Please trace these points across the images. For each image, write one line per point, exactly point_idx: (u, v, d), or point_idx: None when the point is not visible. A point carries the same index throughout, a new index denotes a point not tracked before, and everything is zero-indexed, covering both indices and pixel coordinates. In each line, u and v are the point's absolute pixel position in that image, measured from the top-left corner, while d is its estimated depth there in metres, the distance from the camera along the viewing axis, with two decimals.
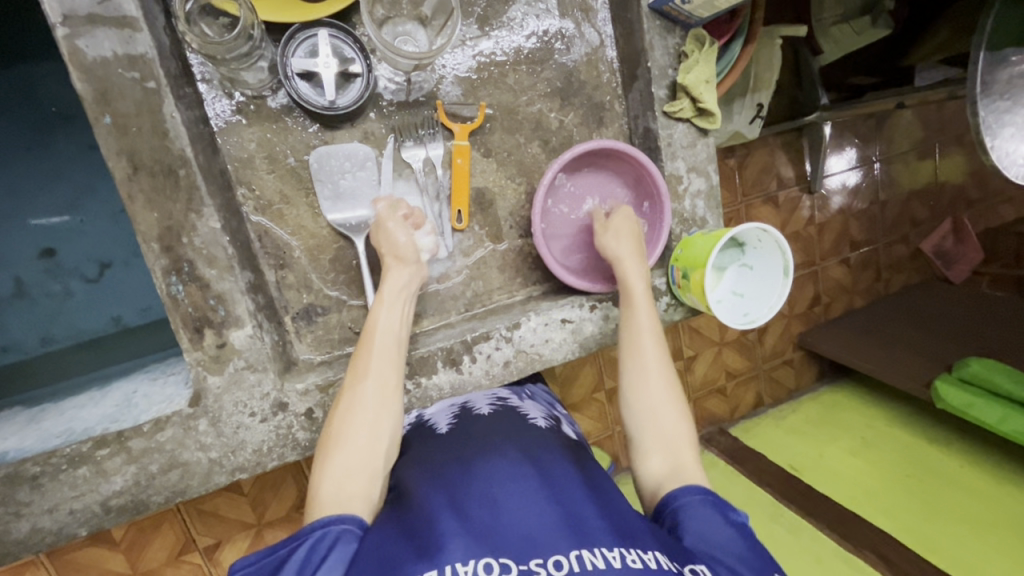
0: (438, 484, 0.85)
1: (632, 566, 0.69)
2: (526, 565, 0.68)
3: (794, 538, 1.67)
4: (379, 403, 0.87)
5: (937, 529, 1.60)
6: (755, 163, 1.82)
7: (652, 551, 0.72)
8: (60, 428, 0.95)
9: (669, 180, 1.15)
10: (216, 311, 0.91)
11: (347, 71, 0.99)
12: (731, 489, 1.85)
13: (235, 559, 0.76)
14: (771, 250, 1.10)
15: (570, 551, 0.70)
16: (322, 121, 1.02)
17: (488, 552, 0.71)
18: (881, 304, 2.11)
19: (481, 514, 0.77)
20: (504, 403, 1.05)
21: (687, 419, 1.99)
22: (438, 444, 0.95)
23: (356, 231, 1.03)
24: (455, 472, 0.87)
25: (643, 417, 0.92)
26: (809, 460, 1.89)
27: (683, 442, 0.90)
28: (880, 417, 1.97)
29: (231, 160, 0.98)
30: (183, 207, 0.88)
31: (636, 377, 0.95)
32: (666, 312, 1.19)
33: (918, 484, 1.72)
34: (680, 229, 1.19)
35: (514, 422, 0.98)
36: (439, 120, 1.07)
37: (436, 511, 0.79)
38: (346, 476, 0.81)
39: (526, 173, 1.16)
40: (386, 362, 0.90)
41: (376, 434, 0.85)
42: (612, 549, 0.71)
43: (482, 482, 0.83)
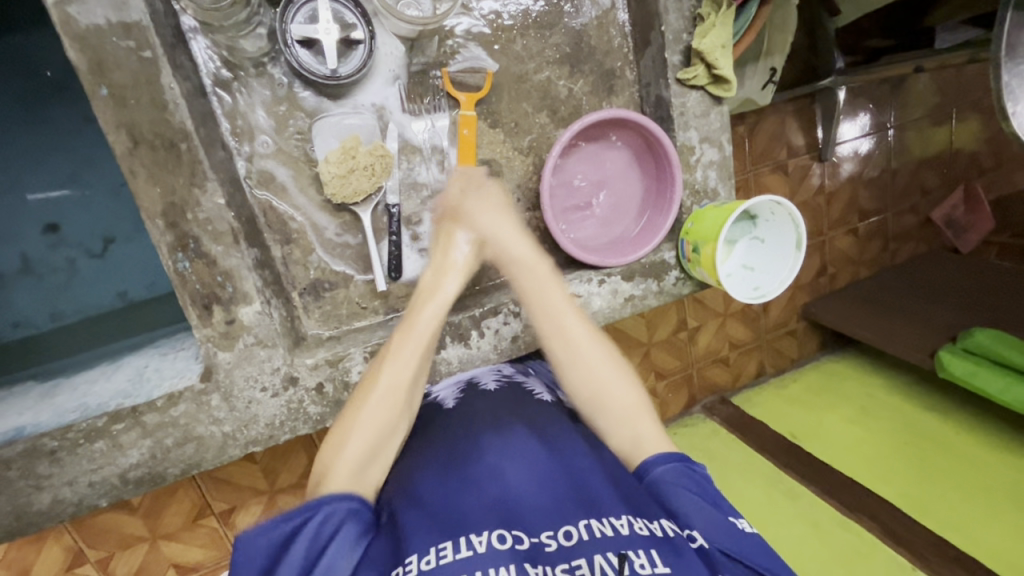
0: (446, 461, 0.86)
1: (639, 534, 0.69)
2: (537, 537, 0.70)
3: (793, 507, 1.70)
4: (401, 396, 0.85)
5: (935, 496, 1.61)
6: (767, 133, 1.77)
7: (656, 522, 0.72)
8: (73, 403, 0.96)
9: (681, 151, 1.13)
10: (223, 288, 0.90)
11: (348, 38, 0.95)
12: (732, 464, 1.85)
13: (240, 532, 0.73)
14: (784, 222, 1.09)
15: (579, 521, 0.71)
16: (323, 90, 0.99)
17: (502, 524, 0.72)
18: (886, 272, 2.10)
19: (493, 487, 0.78)
20: (508, 378, 1.05)
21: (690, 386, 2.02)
22: (451, 415, 0.96)
23: (364, 203, 1.02)
24: (465, 444, 0.88)
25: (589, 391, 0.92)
26: (810, 428, 1.90)
27: (639, 409, 0.89)
28: (881, 390, 1.97)
29: (234, 134, 0.96)
30: (185, 181, 0.85)
31: (570, 358, 0.94)
32: (675, 286, 1.19)
33: (918, 454, 1.73)
34: (692, 201, 1.17)
35: (519, 396, 0.99)
36: (445, 89, 1.04)
37: (446, 483, 0.80)
38: (355, 467, 0.80)
39: (534, 144, 1.13)
40: (412, 367, 0.87)
41: (381, 448, 0.83)
42: (620, 518, 0.71)
43: (493, 455, 0.84)
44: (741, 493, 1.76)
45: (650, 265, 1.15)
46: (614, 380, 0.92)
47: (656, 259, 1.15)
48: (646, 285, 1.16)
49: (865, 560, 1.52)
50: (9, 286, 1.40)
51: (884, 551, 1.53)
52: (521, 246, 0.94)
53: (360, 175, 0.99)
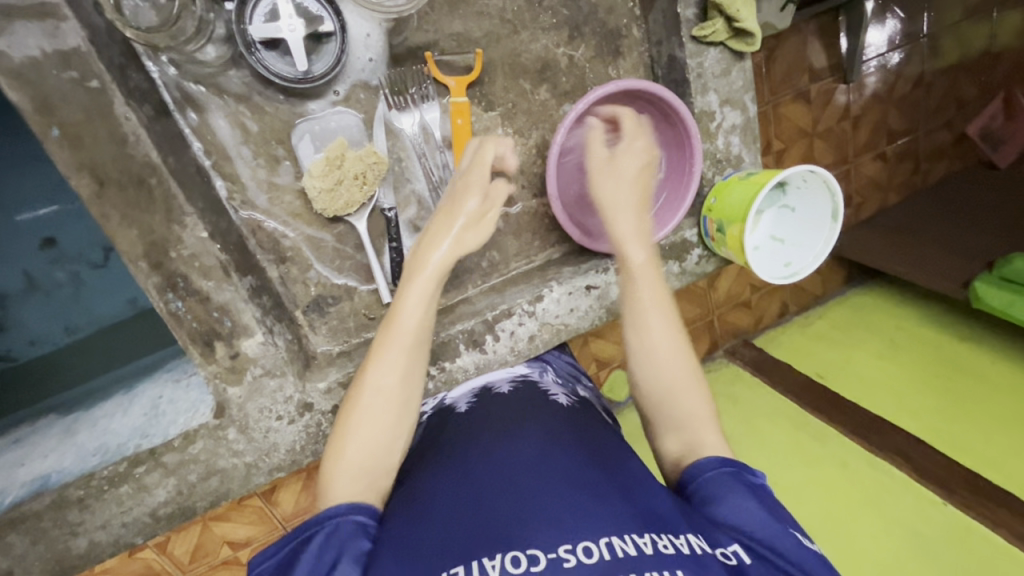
0: (453, 475, 0.77)
1: (664, 553, 0.61)
2: (554, 553, 0.60)
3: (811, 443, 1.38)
4: (399, 387, 0.82)
5: (982, 434, 1.29)
6: (787, 55, 1.43)
7: (683, 536, 0.64)
8: (93, 444, 0.95)
9: (700, 118, 1.01)
10: (222, 323, 0.86)
11: (317, 32, 0.84)
12: (774, 457, 1.37)
13: (250, 557, 0.73)
14: (817, 191, 0.99)
15: (599, 538, 0.62)
16: (298, 94, 0.90)
17: (510, 543, 0.62)
18: (919, 195, 1.77)
19: (506, 503, 0.69)
20: (522, 379, 1.00)
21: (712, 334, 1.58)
22: (461, 428, 0.89)
23: (358, 215, 0.96)
24: (474, 456, 0.80)
25: (657, 388, 0.80)
26: (831, 363, 1.54)
27: (701, 416, 0.78)
28: (953, 327, 1.51)
29: (207, 154, 0.88)
30: (163, 218, 0.79)
31: (646, 349, 0.82)
32: (698, 265, 1.11)
33: (955, 387, 1.39)
34: (713, 172, 1.06)
35: (533, 403, 0.92)
36: (430, 75, 0.93)
37: (453, 502, 0.72)
38: (357, 471, 0.76)
39: (535, 124, 1.02)
40: (405, 357, 0.82)
41: (387, 443, 0.80)
42: (642, 535, 0.63)
43: (505, 467, 0.76)
44: (777, 488, 1.32)
45: (671, 246, 1.07)
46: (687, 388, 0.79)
47: (677, 239, 1.07)
48: (666, 268, 1.08)
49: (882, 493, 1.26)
50: (17, 307, 1.38)
51: (928, 502, 1.22)
52: (628, 220, 0.87)
53: (350, 185, 0.91)
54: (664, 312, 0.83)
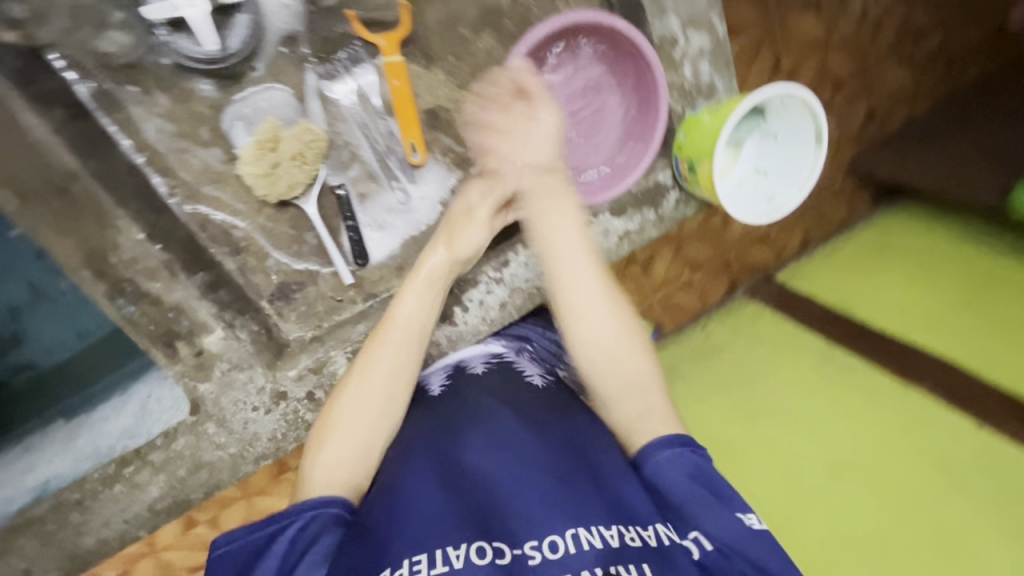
0: (425, 453, 0.76)
1: (631, 546, 0.63)
2: (519, 548, 0.62)
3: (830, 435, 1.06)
4: (393, 378, 0.79)
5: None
6: None
7: (650, 529, 0.66)
8: (88, 448, 0.99)
9: (661, 46, 0.92)
10: (178, 322, 0.85)
11: (221, 4, 0.80)
12: (786, 396, 1.13)
13: (216, 536, 0.69)
14: (798, 113, 0.90)
15: (565, 530, 0.63)
16: (218, 75, 0.85)
17: (478, 532, 0.64)
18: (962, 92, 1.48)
19: (478, 488, 0.69)
20: (498, 358, 0.95)
21: (730, 274, 1.48)
22: (431, 405, 0.86)
23: (306, 198, 0.91)
24: (449, 429, 0.79)
25: (597, 349, 0.78)
26: (858, 298, 1.25)
27: (648, 377, 0.78)
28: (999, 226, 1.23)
29: (138, 151, 0.84)
30: (95, 225, 0.78)
31: (575, 309, 0.79)
32: (676, 209, 1.03)
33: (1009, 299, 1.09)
34: (682, 106, 0.97)
35: (506, 379, 0.89)
36: (357, 34, 0.87)
37: (422, 483, 0.71)
38: (342, 461, 0.74)
39: (482, 75, 0.95)
40: (402, 353, 0.80)
41: (374, 431, 0.76)
42: (609, 526, 0.64)
43: (479, 445, 0.75)
44: (785, 431, 1.09)
45: (644, 192, 0.99)
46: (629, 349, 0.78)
47: (649, 184, 0.99)
48: (642, 217, 1.00)
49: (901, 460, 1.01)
50: None
51: (967, 431, 1.00)
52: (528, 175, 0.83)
53: (289, 166, 0.87)
54: (596, 275, 0.80)
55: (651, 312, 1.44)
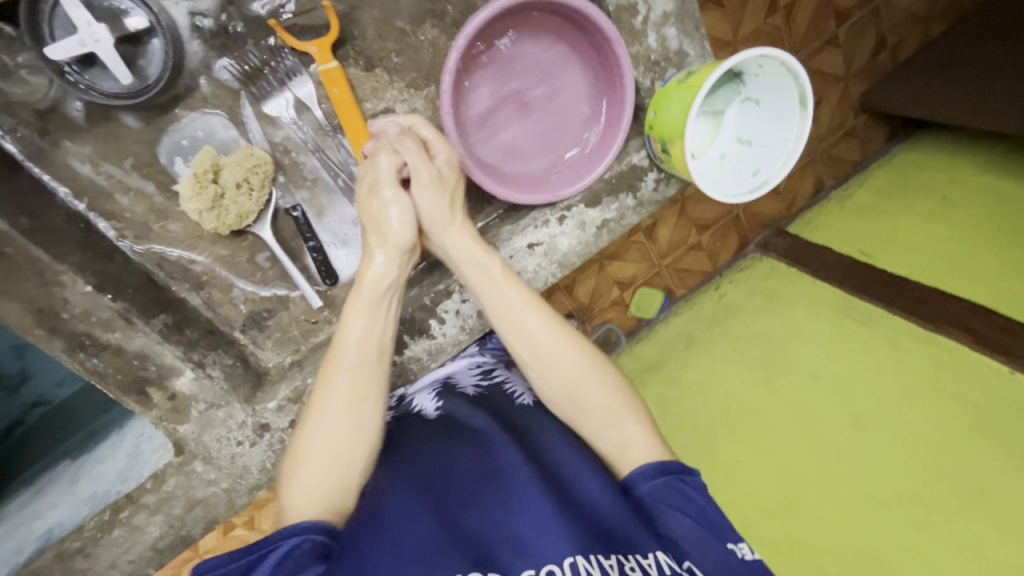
0: (419, 476, 0.71)
1: None
2: None
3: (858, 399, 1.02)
4: (357, 392, 0.72)
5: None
6: None
7: (651, 556, 0.59)
8: (88, 492, 1.00)
9: (619, 15, 0.83)
10: (146, 369, 0.83)
11: (130, 32, 0.73)
12: (801, 359, 1.12)
13: (195, 562, 0.61)
14: (778, 76, 0.80)
15: (564, 559, 0.58)
16: (147, 109, 0.80)
17: (473, 561, 0.58)
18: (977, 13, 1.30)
19: (470, 515, 0.64)
20: (489, 379, 0.92)
21: (739, 231, 1.41)
22: (421, 428, 0.82)
23: (260, 223, 0.87)
24: (437, 455, 0.73)
25: (566, 395, 0.73)
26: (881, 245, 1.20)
27: (620, 410, 0.71)
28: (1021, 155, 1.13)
29: (78, 197, 0.81)
30: (37, 283, 0.74)
31: (535, 357, 0.74)
32: (656, 190, 0.95)
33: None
34: (651, 79, 0.88)
35: (497, 404, 0.84)
36: (285, 43, 0.79)
37: (414, 507, 0.66)
38: (318, 489, 0.68)
39: (430, 71, 0.88)
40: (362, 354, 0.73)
41: (348, 451, 0.70)
42: (608, 556, 0.59)
43: (471, 470, 0.70)
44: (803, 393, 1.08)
45: (619, 176, 0.93)
46: (595, 387, 0.72)
47: (624, 166, 0.92)
48: (619, 203, 0.94)
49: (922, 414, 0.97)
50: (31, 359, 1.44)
51: (995, 376, 0.94)
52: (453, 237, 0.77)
53: (236, 195, 0.82)
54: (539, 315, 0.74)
55: (659, 279, 1.37)
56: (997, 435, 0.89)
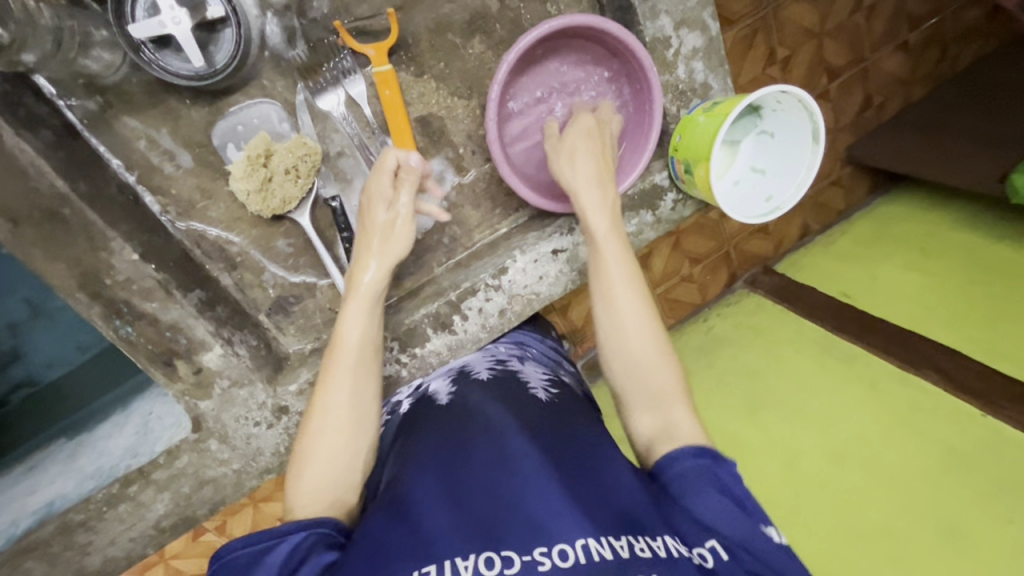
0: (439, 462, 0.73)
1: (641, 557, 0.59)
2: (528, 557, 0.59)
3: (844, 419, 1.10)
4: (353, 394, 0.76)
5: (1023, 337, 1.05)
6: None
7: (660, 538, 0.62)
8: (92, 467, 1.00)
9: (654, 46, 0.91)
10: (177, 341, 0.85)
11: (205, 18, 0.77)
12: (785, 390, 1.17)
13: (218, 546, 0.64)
14: (794, 112, 0.89)
15: (575, 539, 0.59)
16: (209, 92, 0.84)
17: (487, 543, 0.61)
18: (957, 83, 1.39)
19: (483, 502, 0.66)
20: (503, 366, 0.92)
21: (729, 267, 1.42)
22: (438, 413, 0.84)
23: (300, 210, 0.90)
24: (453, 446, 0.75)
25: (628, 366, 0.77)
26: (864, 286, 1.28)
27: (675, 393, 0.75)
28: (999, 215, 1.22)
29: (130, 170, 0.84)
30: (88, 247, 0.77)
31: (614, 323, 0.79)
32: (674, 210, 1.02)
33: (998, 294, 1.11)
34: (678, 106, 0.96)
35: (509, 391, 0.85)
36: (345, 45, 0.85)
37: (430, 495, 0.68)
38: (320, 485, 0.70)
39: (473, 82, 0.94)
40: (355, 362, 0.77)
41: (349, 448, 0.73)
42: (619, 537, 0.61)
43: (485, 457, 0.71)
44: (795, 415, 1.14)
45: (642, 194, 0.99)
46: (660, 364, 0.77)
47: (646, 185, 0.99)
48: (639, 220, 1.00)
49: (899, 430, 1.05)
50: (28, 335, 1.39)
51: (966, 416, 1.02)
52: (592, 194, 0.84)
53: (283, 180, 0.86)
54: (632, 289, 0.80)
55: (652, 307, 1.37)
56: (963, 472, 0.96)
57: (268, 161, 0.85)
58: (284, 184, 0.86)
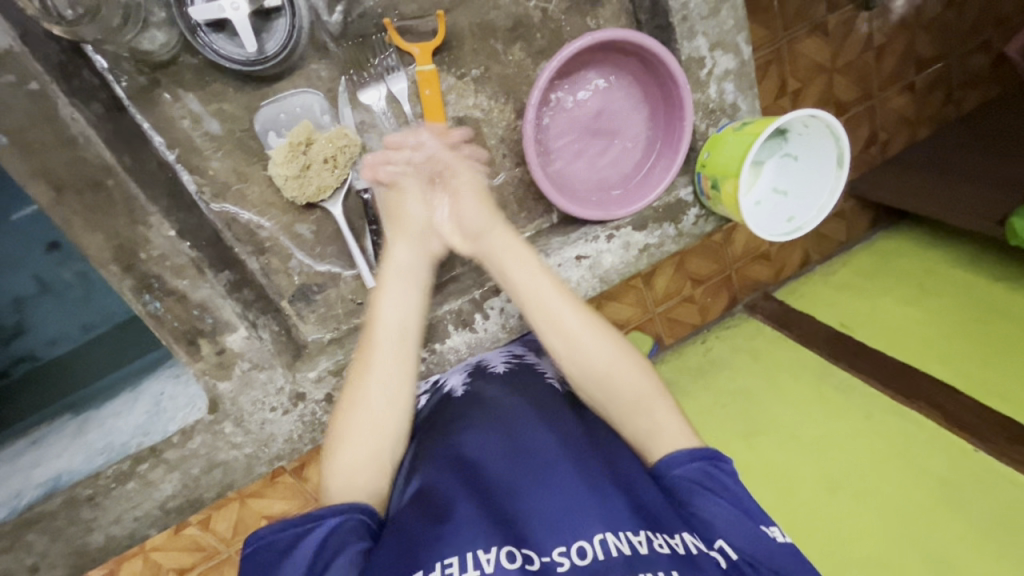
0: (453, 461, 0.74)
1: (660, 553, 0.59)
2: (548, 556, 0.58)
3: (846, 440, 1.10)
4: (388, 383, 0.76)
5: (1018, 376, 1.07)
6: None
7: (678, 537, 0.62)
8: (101, 443, 0.99)
9: (688, 66, 0.95)
10: (203, 320, 0.86)
11: (263, 7, 0.80)
12: (788, 411, 1.17)
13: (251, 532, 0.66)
14: (821, 136, 0.93)
15: (594, 535, 0.59)
16: (257, 79, 0.86)
17: (507, 538, 0.60)
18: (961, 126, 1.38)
19: (501, 495, 0.67)
20: (519, 360, 0.94)
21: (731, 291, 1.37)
22: (450, 409, 0.85)
23: (333, 200, 0.91)
24: (467, 445, 0.76)
25: (599, 383, 0.77)
26: (866, 312, 1.28)
27: (650, 395, 0.76)
28: (992, 255, 1.26)
29: (170, 148, 0.85)
30: (126, 220, 0.80)
31: (570, 346, 0.78)
32: (696, 225, 1.05)
33: (1000, 333, 1.13)
34: (706, 124, 1.00)
35: (525, 388, 0.86)
36: (392, 43, 0.87)
37: (448, 490, 0.68)
38: (355, 469, 0.73)
39: (511, 87, 0.96)
40: (389, 351, 0.77)
41: (384, 433, 0.75)
42: (637, 533, 0.60)
43: (503, 458, 0.72)
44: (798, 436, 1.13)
45: (666, 207, 1.02)
46: (625, 372, 0.77)
47: (671, 199, 1.01)
48: (662, 231, 1.02)
49: (901, 455, 1.06)
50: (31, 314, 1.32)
51: (960, 450, 1.03)
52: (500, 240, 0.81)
53: (320, 169, 0.87)
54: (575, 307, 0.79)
55: (651, 326, 1.30)
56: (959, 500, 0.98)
57: (307, 149, 0.87)
58: (322, 171, 0.88)
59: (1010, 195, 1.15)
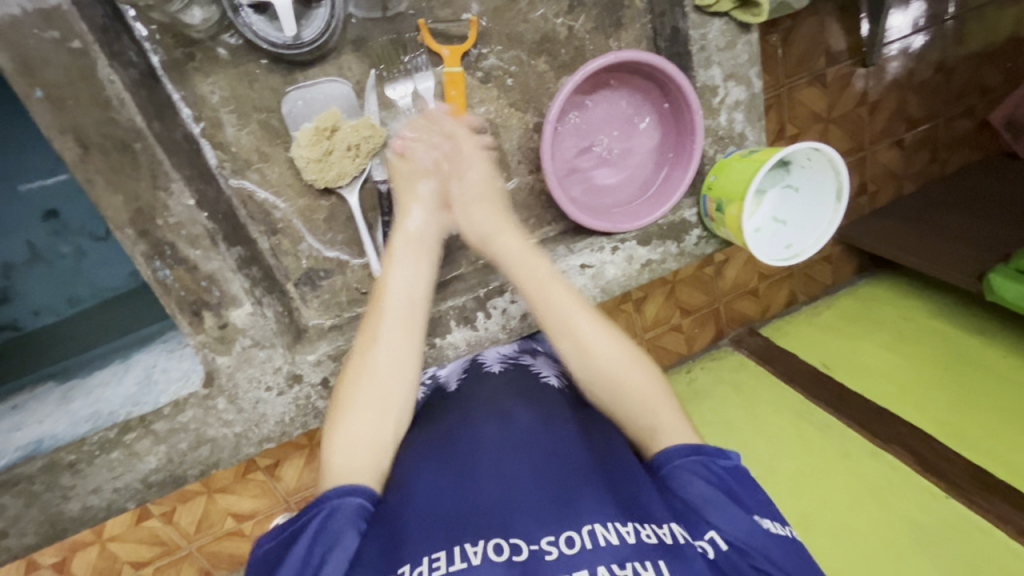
0: (439, 458, 0.73)
1: (647, 543, 0.58)
2: (536, 545, 0.57)
3: (828, 477, 1.13)
4: (393, 341, 0.78)
5: (993, 430, 1.09)
6: (811, 26, 1.18)
7: (666, 526, 0.61)
8: (86, 412, 0.97)
9: (703, 93, 1.00)
10: (210, 292, 0.86)
11: None
12: (769, 447, 1.20)
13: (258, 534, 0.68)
14: (822, 170, 0.97)
15: (581, 526, 0.58)
16: (292, 64, 0.89)
17: (495, 530, 0.59)
18: (943, 183, 1.47)
19: (491, 483, 0.66)
20: (515, 361, 0.95)
21: (717, 323, 1.40)
22: (443, 408, 0.86)
23: (349, 187, 0.93)
24: (458, 445, 0.75)
25: (607, 382, 0.79)
26: (849, 354, 1.32)
27: (658, 396, 0.77)
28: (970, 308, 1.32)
29: (197, 122, 0.88)
30: (148, 184, 0.81)
31: (578, 346, 0.81)
32: (697, 246, 1.08)
33: (972, 381, 1.18)
34: (715, 149, 1.05)
35: (522, 386, 0.87)
36: (424, 44, 0.91)
37: (438, 483, 0.68)
38: (354, 444, 0.72)
39: (532, 97, 1.00)
40: (399, 321, 0.80)
41: (386, 399, 0.76)
42: (625, 523, 0.59)
43: (491, 449, 0.73)
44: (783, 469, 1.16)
45: (670, 226, 1.05)
46: (629, 370, 0.79)
47: (676, 218, 1.05)
48: (665, 248, 1.05)
49: (878, 496, 1.08)
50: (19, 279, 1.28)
51: (932, 496, 1.05)
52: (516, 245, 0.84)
53: (342, 156, 0.90)
54: (589, 311, 0.82)
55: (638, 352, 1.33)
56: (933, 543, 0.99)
57: (328, 135, 0.89)
58: (341, 158, 0.90)
59: (990, 253, 1.21)
